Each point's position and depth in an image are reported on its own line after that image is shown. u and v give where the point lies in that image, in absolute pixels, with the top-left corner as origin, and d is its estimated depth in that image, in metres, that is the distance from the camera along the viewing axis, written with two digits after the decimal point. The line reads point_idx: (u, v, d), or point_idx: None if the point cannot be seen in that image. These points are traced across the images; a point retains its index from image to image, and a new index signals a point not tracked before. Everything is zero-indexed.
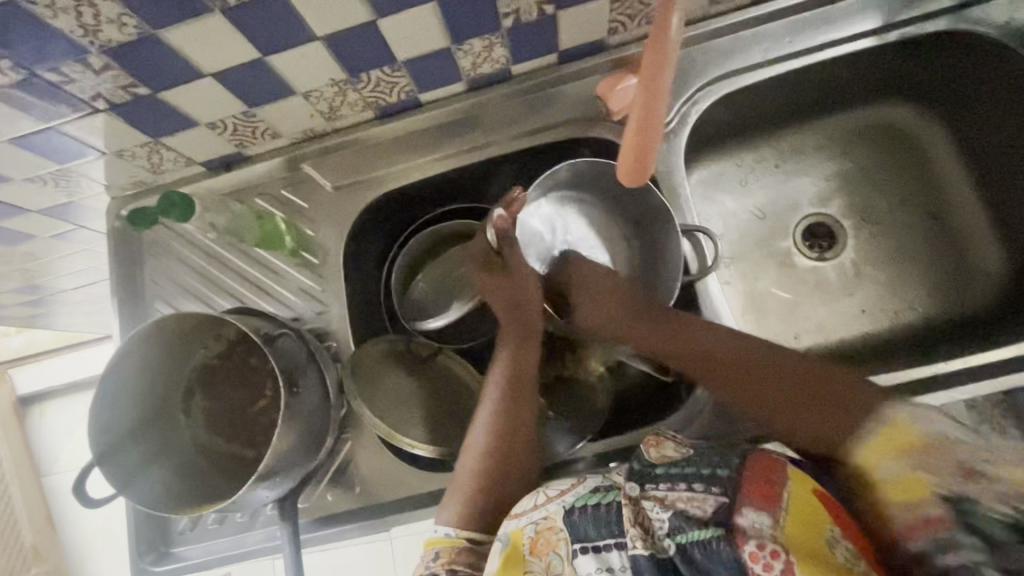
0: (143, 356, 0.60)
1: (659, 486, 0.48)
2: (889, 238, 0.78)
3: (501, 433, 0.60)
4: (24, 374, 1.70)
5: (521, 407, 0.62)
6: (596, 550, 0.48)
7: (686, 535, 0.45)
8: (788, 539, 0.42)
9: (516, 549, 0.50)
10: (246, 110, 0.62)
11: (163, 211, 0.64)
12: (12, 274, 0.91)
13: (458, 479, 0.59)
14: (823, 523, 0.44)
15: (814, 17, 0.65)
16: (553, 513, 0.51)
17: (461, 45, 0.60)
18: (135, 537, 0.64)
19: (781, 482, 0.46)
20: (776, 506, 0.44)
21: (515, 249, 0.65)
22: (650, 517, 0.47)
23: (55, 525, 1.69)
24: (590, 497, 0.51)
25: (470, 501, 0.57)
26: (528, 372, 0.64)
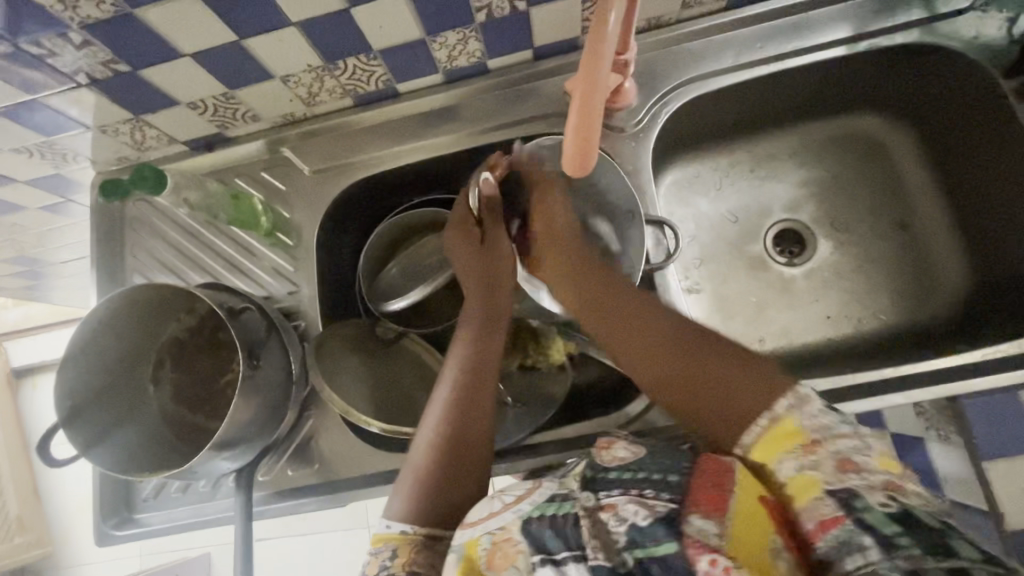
0: (115, 327, 0.62)
1: (612, 494, 0.49)
2: (860, 248, 0.79)
3: (457, 416, 0.59)
4: (20, 346, 1.74)
5: (481, 387, 0.60)
6: (555, 562, 0.46)
7: (644, 549, 0.44)
8: (736, 552, 0.41)
9: (472, 562, 0.47)
10: (225, 91, 0.64)
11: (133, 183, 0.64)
12: (5, 244, 0.93)
13: (413, 463, 0.57)
14: (767, 531, 0.43)
15: (785, 25, 0.67)
16: (509, 524, 0.49)
17: (435, 38, 0.62)
18: (99, 501, 0.66)
19: (730, 489, 0.45)
20: (724, 514, 0.44)
21: (495, 214, 0.68)
22: (609, 530, 0.46)
23: (41, 497, 1.73)
24: (547, 506, 0.50)
25: (422, 491, 0.56)
26: (491, 349, 0.63)
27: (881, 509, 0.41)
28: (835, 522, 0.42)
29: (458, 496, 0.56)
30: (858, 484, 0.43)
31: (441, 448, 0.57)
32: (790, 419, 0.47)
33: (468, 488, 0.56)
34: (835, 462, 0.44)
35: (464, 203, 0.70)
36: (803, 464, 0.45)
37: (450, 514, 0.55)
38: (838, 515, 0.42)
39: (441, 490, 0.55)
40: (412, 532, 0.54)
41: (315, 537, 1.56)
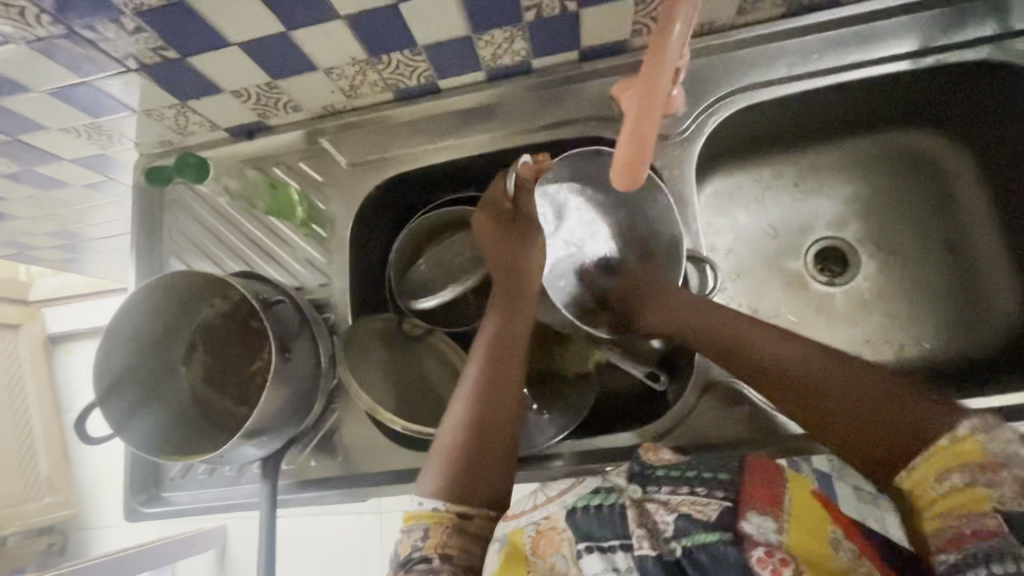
0: (150, 309, 0.63)
1: (662, 490, 0.49)
2: (904, 269, 0.76)
3: (484, 401, 0.58)
4: (55, 313, 1.81)
5: (510, 367, 0.61)
6: (602, 550, 0.47)
7: (693, 538, 0.45)
8: (795, 546, 0.43)
9: (515, 548, 0.49)
10: (269, 81, 0.64)
11: (178, 171, 0.66)
12: (48, 218, 0.96)
13: (440, 446, 0.57)
14: (825, 527, 0.45)
15: (845, 36, 0.64)
16: (554, 514, 0.50)
17: (481, 35, 0.61)
18: (129, 478, 0.68)
19: (782, 485, 0.47)
20: (778, 508, 0.46)
21: (529, 196, 0.65)
22: (655, 519, 0.47)
23: (70, 460, 1.80)
24: (591, 498, 0.51)
25: (451, 471, 0.55)
26: (519, 330, 0.63)
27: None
28: (992, 534, 0.37)
29: (487, 479, 0.56)
30: None
31: (468, 431, 0.57)
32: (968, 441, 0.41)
33: (494, 473, 0.56)
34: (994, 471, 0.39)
35: (500, 182, 0.66)
36: (968, 480, 0.40)
37: (481, 495, 0.55)
38: (1001, 529, 0.37)
39: (470, 473, 0.55)
40: (444, 509, 0.53)
41: (327, 519, 1.59)
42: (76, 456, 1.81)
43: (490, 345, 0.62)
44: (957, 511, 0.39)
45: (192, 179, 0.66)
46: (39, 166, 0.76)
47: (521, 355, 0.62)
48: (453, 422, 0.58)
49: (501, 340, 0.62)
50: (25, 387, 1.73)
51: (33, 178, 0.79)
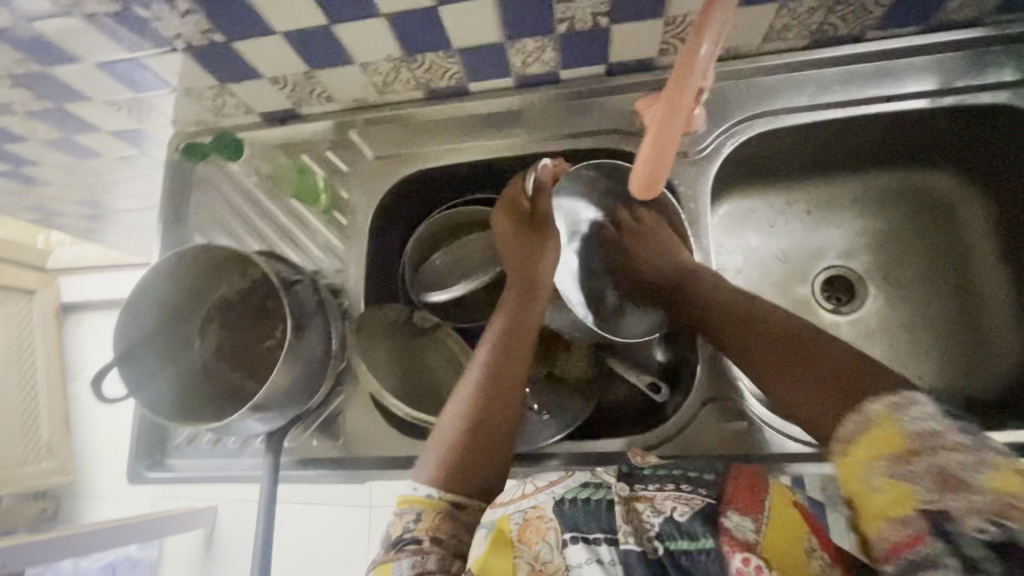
0: (177, 278, 0.66)
1: (648, 487, 0.51)
2: (912, 305, 0.77)
3: (487, 394, 0.59)
4: (73, 284, 1.87)
5: (515, 363, 0.62)
6: (587, 541, 0.48)
7: (676, 541, 0.47)
8: (769, 549, 0.44)
9: (502, 534, 0.49)
10: (307, 70, 0.67)
11: (218, 147, 0.74)
12: (77, 186, 0.99)
13: (439, 437, 0.58)
14: (802, 534, 0.46)
15: (866, 70, 0.65)
16: (542, 503, 0.52)
17: (514, 43, 0.63)
18: (134, 443, 0.69)
19: (763, 493, 0.48)
20: (760, 513, 0.47)
21: (544, 197, 0.68)
22: (641, 518, 0.49)
23: (71, 427, 1.82)
24: (579, 491, 0.52)
25: (447, 461, 0.56)
26: (528, 328, 0.64)
27: (977, 537, 0.35)
28: (918, 540, 0.37)
29: (481, 472, 0.56)
30: (957, 507, 0.37)
31: (467, 425, 0.58)
32: (888, 419, 0.42)
33: (489, 466, 0.57)
34: (940, 475, 0.38)
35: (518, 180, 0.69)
36: (892, 474, 0.39)
37: (475, 487, 0.56)
38: (924, 533, 0.37)
39: (466, 464, 0.56)
40: (438, 497, 0.54)
41: (314, 509, 1.60)
42: (76, 425, 1.83)
43: (497, 341, 0.63)
44: (888, 514, 0.39)
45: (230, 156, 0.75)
46: (77, 135, 0.80)
47: (528, 352, 0.63)
48: (454, 414, 0.59)
49: (508, 336, 0.63)
50: (34, 352, 1.76)
51: (71, 147, 0.83)
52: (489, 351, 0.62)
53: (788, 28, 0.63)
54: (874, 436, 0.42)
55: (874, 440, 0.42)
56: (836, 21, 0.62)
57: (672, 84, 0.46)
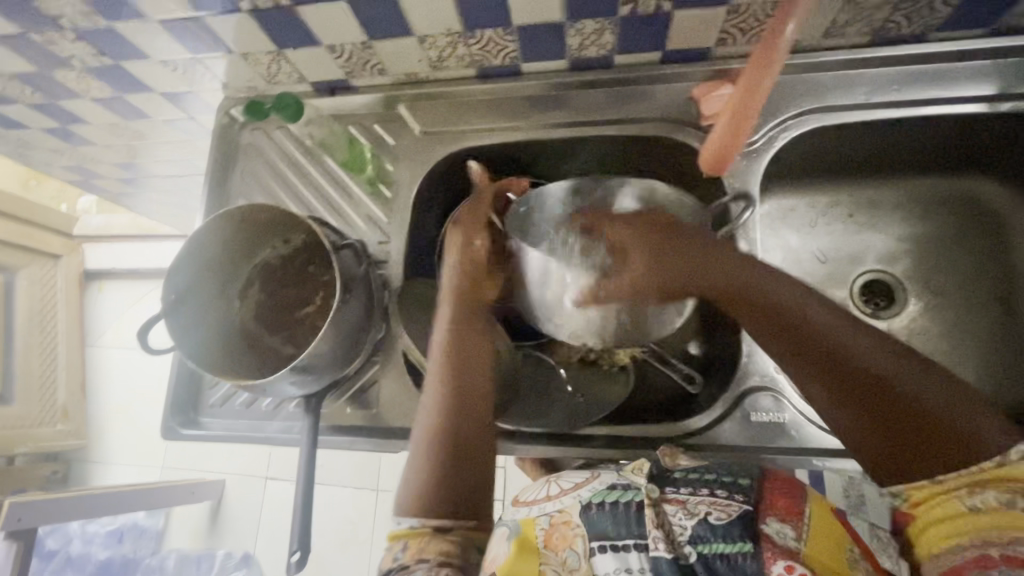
0: (223, 238, 0.67)
1: (680, 490, 0.53)
2: (949, 315, 0.77)
3: (448, 404, 0.57)
4: (98, 252, 1.90)
5: (469, 365, 0.60)
6: (616, 548, 0.49)
7: (710, 545, 0.47)
8: (810, 555, 0.46)
9: (528, 539, 0.51)
10: (365, 40, 0.67)
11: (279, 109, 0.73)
12: (119, 149, 1.00)
13: (408, 466, 0.56)
14: (844, 542, 0.48)
15: (925, 72, 0.65)
16: (568, 507, 0.53)
17: (574, 23, 0.63)
18: (170, 399, 0.70)
19: (801, 502, 0.50)
20: (799, 520, 0.49)
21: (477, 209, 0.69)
22: (672, 521, 0.50)
23: (86, 392, 1.84)
24: (606, 494, 0.53)
25: (419, 486, 0.53)
26: (476, 329, 0.62)
27: None
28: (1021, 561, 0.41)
29: (459, 487, 0.53)
30: None
31: (431, 444, 0.55)
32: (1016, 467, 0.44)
33: (466, 478, 0.54)
34: None
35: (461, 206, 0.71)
36: (1003, 501, 0.43)
37: (455, 505, 0.52)
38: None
39: (438, 481, 0.53)
40: (420, 524, 0.51)
41: (321, 489, 1.61)
42: (92, 391, 1.85)
43: (445, 351, 0.61)
44: (982, 534, 0.43)
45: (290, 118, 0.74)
46: (129, 94, 0.81)
47: (484, 352, 0.61)
48: (420, 437, 0.57)
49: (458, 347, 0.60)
50: (56, 316, 1.79)
51: (121, 106, 0.84)
52: (440, 362, 0.60)
53: (850, 24, 0.62)
54: (983, 467, 0.45)
55: (987, 471, 0.45)
56: (900, 19, 0.62)
57: (752, 67, 0.57)
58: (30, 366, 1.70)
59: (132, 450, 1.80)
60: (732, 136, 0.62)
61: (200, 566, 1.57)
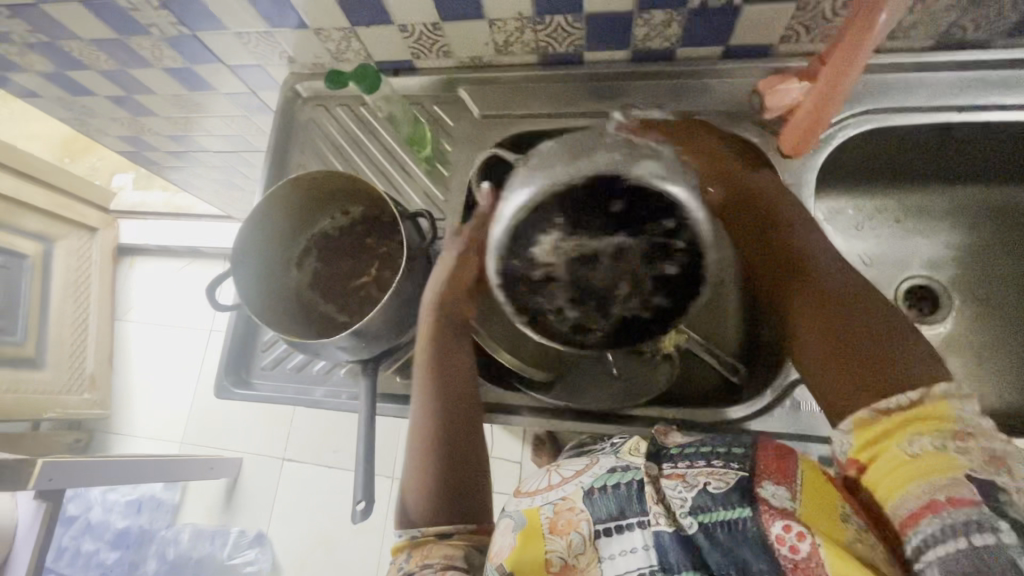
0: (289, 204, 0.69)
1: (678, 464, 0.51)
2: (995, 323, 0.77)
3: (438, 423, 0.61)
4: (132, 228, 1.94)
5: (454, 386, 0.63)
6: (619, 529, 0.50)
7: (711, 515, 0.47)
8: (806, 515, 0.44)
9: (535, 526, 0.52)
10: (436, 21, 0.69)
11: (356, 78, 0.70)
12: (177, 121, 1.03)
13: (404, 484, 0.61)
14: (836, 500, 0.45)
15: (988, 78, 0.66)
16: (572, 494, 0.53)
17: (643, 13, 0.65)
18: (224, 358, 0.72)
19: (793, 464, 0.48)
20: (793, 481, 0.47)
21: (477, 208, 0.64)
22: (671, 494, 0.49)
23: (112, 363, 1.88)
24: (608, 477, 0.53)
25: (417, 502, 0.59)
26: (456, 349, 0.64)
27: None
28: (965, 502, 0.38)
29: (453, 501, 0.59)
30: (1004, 482, 0.38)
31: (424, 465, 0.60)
32: (946, 404, 0.42)
33: (459, 492, 0.59)
34: (985, 455, 0.39)
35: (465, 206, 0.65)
36: (938, 444, 0.40)
37: (452, 516, 0.58)
38: (974, 496, 0.38)
39: (436, 498, 0.58)
40: (422, 534, 0.57)
41: (337, 472, 1.62)
42: (118, 363, 1.88)
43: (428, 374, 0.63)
44: (925, 478, 0.40)
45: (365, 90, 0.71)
46: (198, 65, 0.83)
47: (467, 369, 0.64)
48: (411, 456, 0.61)
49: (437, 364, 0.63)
50: (89, 287, 1.83)
51: (188, 76, 0.87)
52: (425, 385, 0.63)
53: (916, 26, 0.63)
54: (916, 409, 0.42)
55: (916, 412, 0.42)
56: (966, 23, 0.63)
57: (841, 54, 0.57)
58: (61, 335, 1.74)
59: (153, 424, 1.82)
60: (816, 119, 0.64)
61: (213, 541, 1.64)
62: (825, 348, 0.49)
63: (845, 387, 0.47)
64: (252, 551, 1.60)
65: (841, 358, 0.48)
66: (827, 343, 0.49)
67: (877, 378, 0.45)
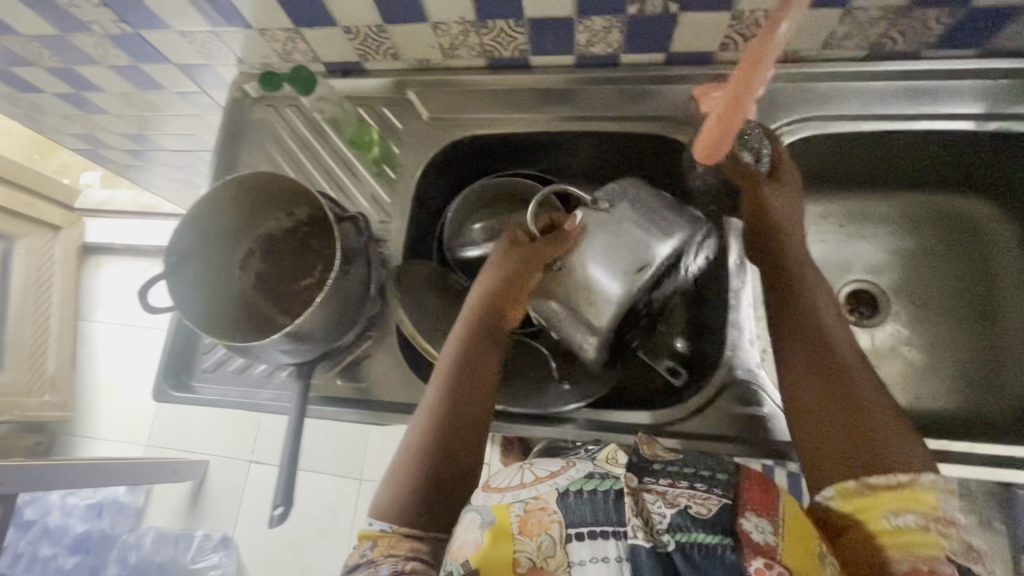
0: (228, 205, 0.68)
1: (658, 481, 0.48)
2: (933, 326, 0.79)
3: (451, 414, 0.57)
4: (98, 226, 1.91)
5: (479, 381, 0.60)
6: (592, 537, 0.44)
7: (687, 535, 0.44)
8: (787, 553, 0.42)
9: (503, 528, 0.46)
10: (379, 24, 0.69)
11: (290, 80, 0.72)
12: (130, 119, 1.02)
13: (394, 468, 0.56)
14: (819, 543, 0.44)
15: (918, 88, 0.68)
16: (543, 495, 0.48)
17: (583, 19, 0.66)
18: (164, 361, 0.71)
19: (776, 497, 0.46)
20: (775, 516, 0.45)
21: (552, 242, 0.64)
22: (650, 509, 0.46)
23: (76, 364, 1.84)
24: (584, 482, 0.48)
25: (404, 493, 0.54)
26: (491, 342, 0.62)
27: None
28: None
29: (443, 502, 0.54)
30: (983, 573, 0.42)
31: (426, 454, 0.56)
32: (930, 490, 0.44)
33: (452, 494, 0.55)
34: (963, 543, 0.43)
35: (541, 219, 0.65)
36: (921, 523, 0.43)
37: (433, 518, 0.53)
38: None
39: (425, 494, 0.54)
40: (393, 530, 0.52)
41: (305, 475, 1.60)
42: (82, 364, 1.85)
43: (458, 359, 0.60)
44: (907, 552, 0.42)
45: (300, 90, 0.72)
46: (145, 64, 0.82)
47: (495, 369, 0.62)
48: (412, 438, 0.58)
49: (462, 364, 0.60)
50: (52, 287, 1.79)
51: (136, 75, 0.85)
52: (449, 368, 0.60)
53: (848, 36, 0.65)
54: (906, 490, 0.45)
55: (907, 494, 0.45)
56: (896, 35, 0.64)
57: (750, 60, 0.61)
58: (22, 335, 1.70)
59: (117, 426, 1.79)
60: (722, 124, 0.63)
61: (177, 545, 1.61)
62: (833, 415, 0.50)
63: (834, 448, 0.49)
64: (217, 555, 1.58)
65: (835, 426, 0.50)
66: (838, 413, 0.50)
67: (868, 456, 0.47)
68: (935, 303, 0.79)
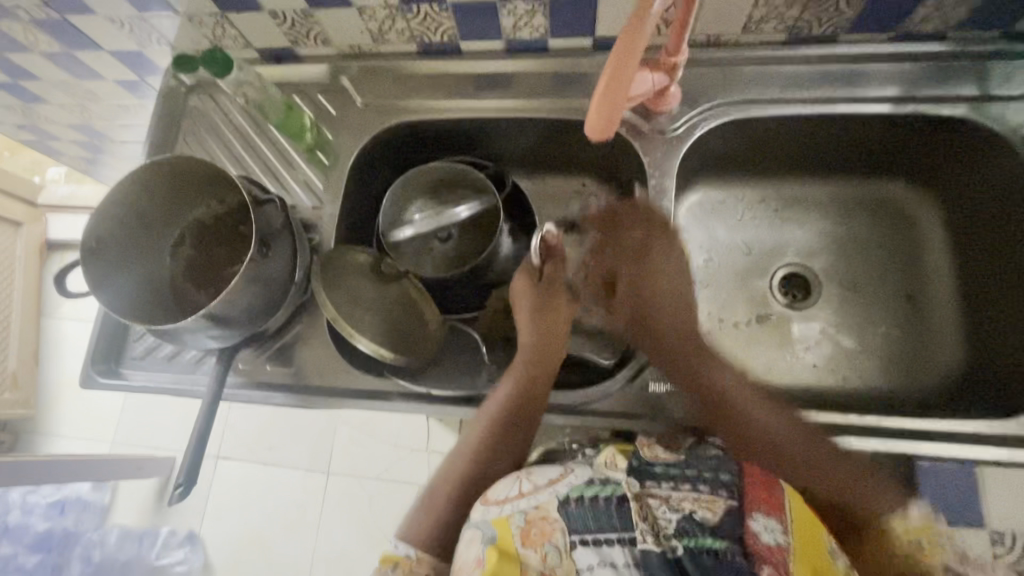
0: (151, 190, 0.67)
1: (663, 486, 0.53)
2: (864, 308, 0.80)
3: (489, 453, 0.64)
4: (60, 221, 1.88)
5: (524, 427, 0.65)
6: (597, 543, 0.49)
7: (695, 539, 0.48)
8: (794, 549, 0.48)
9: (509, 542, 0.49)
10: (305, 9, 0.69)
11: (205, 63, 0.70)
12: (73, 108, 1.01)
13: (434, 495, 0.64)
14: (821, 536, 0.50)
15: (837, 72, 0.69)
16: (545, 504, 0.52)
17: (504, 3, 0.66)
18: (92, 348, 0.71)
19: (778, 495, 0.52)
20: (781, 514, 0.50)
21: (556, 265, 0.73)
22: (658, 515, 0.50)
23: (38, 362, 1.82)
24: (587, 489, 0.52)
25: (434, 523, 0.61)
26: (540, 391, 0.67)
27: None
28: None
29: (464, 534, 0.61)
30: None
31: (465, 489, 0.63)
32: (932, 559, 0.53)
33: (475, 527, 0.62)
34: None
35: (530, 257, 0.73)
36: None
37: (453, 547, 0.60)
38: None
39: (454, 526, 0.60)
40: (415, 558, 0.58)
41: (271, 469, 1.60)
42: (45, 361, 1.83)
43: (507, 403, 0.65)
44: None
45: (217, 73, 0.70)
46: (77, 50, 0.81)
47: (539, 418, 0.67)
48: (455, 467, 0.65)
49: (511, 419, 0.65)
50: (13, 283, 1.77)
51: (70, 62, 0.85)
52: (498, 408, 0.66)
53: (765, 20, 0.66)
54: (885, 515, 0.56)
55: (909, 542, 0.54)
56: (811, 19, 0.66)
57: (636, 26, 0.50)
58: None
59: (81, 423, 1.77)
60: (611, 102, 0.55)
61: (141, 543, 1.61)
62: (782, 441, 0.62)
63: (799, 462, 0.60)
64: (182, 551, 1.57)
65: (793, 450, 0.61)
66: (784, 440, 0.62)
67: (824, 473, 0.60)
68: (865, 285, 0.80)
